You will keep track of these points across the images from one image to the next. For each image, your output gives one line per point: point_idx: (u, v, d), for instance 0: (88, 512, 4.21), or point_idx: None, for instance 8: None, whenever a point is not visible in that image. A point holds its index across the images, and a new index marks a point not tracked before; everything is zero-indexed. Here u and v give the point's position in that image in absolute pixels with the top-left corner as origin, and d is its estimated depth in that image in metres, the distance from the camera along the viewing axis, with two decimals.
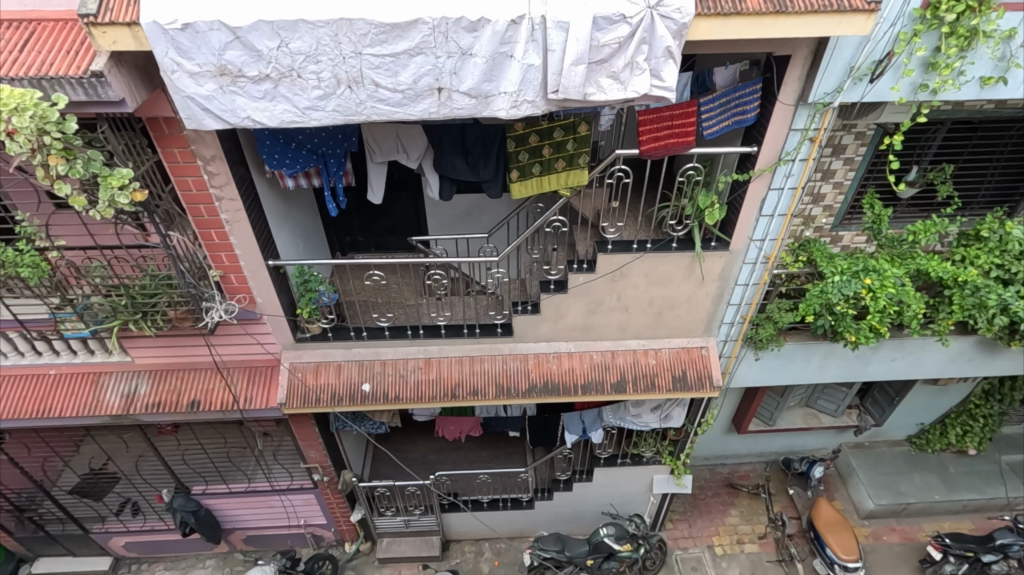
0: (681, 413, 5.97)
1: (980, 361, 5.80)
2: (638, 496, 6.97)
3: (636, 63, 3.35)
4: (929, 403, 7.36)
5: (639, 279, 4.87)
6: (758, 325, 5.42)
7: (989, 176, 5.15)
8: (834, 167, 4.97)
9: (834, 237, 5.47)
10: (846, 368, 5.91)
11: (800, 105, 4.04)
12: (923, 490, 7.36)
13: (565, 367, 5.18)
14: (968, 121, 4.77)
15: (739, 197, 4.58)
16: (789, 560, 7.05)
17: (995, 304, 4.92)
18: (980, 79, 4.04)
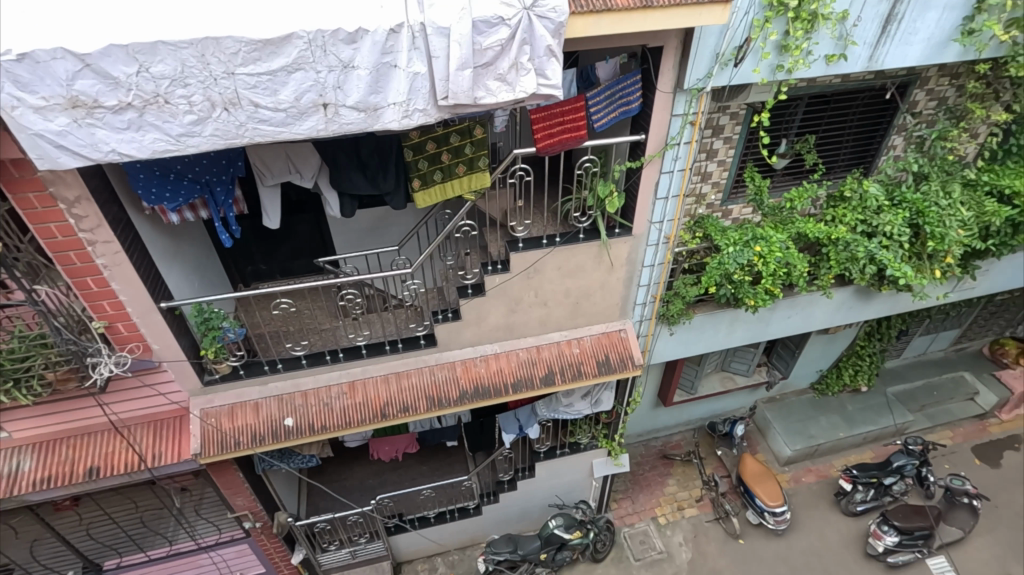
0: (610, 395, 6.16)
1: (860, 307, 6.47)
2: (581, 482, 7.14)
3: (520, 63, 3.42)
4: (824, 352, 8.10)
5: (554, 273, 4.98)
6: (669, 302, 5.73)
7: (846, 142, 5.75)
8: (715, 146, 5.35)
9: (725, 211, 5.88)
10: (750, 330, 6.37)
11: (677, 91, 4.31)
12: (829, 430, 8.11)
13: (494, 369, 5.19)
14: (822, 95, 5.30)
15: (635, 183, 4.81)
16: (725, 516, 7.51)
17: (864, 256, 5.49)
18: (825, 57, 4.51)
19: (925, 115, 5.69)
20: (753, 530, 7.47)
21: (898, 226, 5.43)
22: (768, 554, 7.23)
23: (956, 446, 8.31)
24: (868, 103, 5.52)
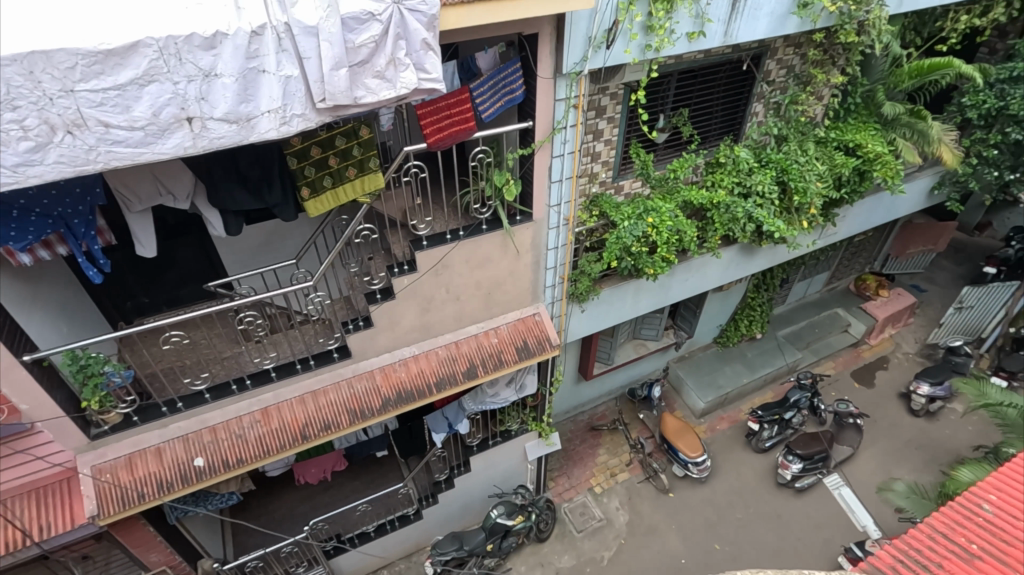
0: (533, 378, 6.27)
1: (745, 263, 7.06)
2: (517, 468, 7.25)
3: (397, 59, 3.34)
4: (721, 307, 8.77)
5: (462, 267, 4.97)
6: (576, 281, 5.92)
7: (715, 112, 6.20)
8: (600, 127, 5.58)
9: (617, 187, 6.16)
10: (654, 297, 6.74)
11: (557, 76, 4.43)
12: (734, 379, 8.82)
13: (414, 371, 5.11)
14: (689, 70, 5.67)
15: (529, 169, 4.89)
16: (654, 474, 7.96)
17: (743, 216, 5.98)
18: (687, 35, 4.83)
19: (778, 83, 6.27)
20: (680, 482, 7.98)
21: (767, 185, 5.97)
22: (696, 501, 7.77)
23: (839, 374, 9.35)
24: (730, 75, 5.98)
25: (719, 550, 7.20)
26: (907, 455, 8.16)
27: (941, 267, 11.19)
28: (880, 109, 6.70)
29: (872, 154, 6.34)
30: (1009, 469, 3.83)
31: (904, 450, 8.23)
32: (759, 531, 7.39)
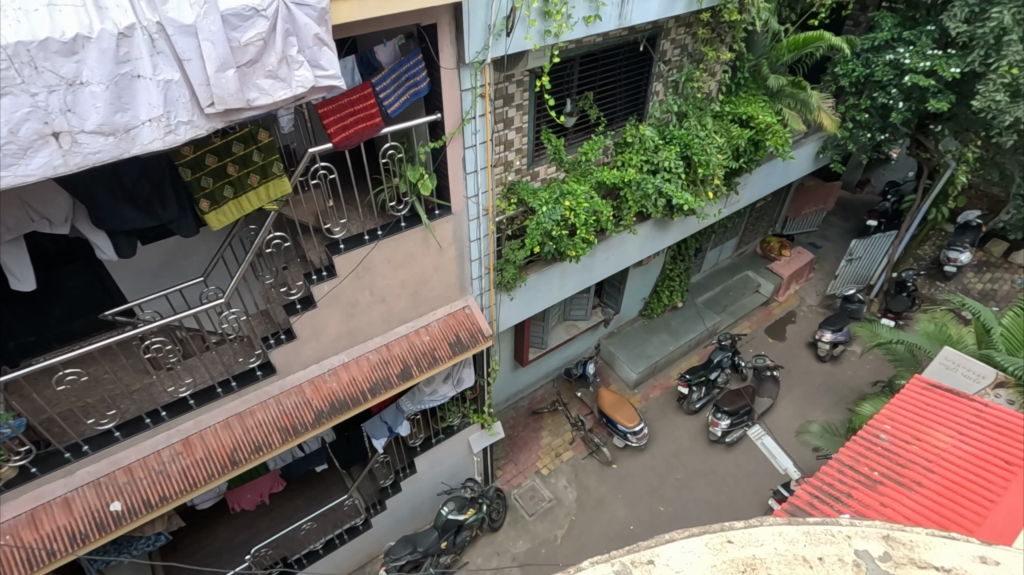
0: (470, 371, 6.27)
1: (661, 236, 7.37)
2: (464, 462, 7.23)
3: (289, 57, 3.16)
4: (643, 281, 9.13)
5: (384, 267, 4.84)
6: (502, 270, 5.93)
7: (619, 93, 6.39)
8: (510, 115, 5.61)
9: (533, 173, 6.22)
10: (579, 278, 6.90)
11: (461, 66, 4.38)
12: (661, 347, 9.25)
13: (346, 379, 4.95)
14: (591, 54, 5.79)
15: (443, 162, 4.83)
16: (597, 449, 8.22)
17: (654, 191, 6.23)
18: (584, 19, 4.93)
19: (674, 62, 6.54)
20: (622, 452, 8.29)
21: (673, 160, 6.25)
22: (638, 469, 8.11)
23: (754, 332, 10.03)
24: (629, 57, 6.17)
25: (663, 511, 7.57)
26: (818, 399, 8.92)
27: (832, 224, 12.23)
28: (766, 83, 7.18)
29: (763, 124, 6.79)
30: (900, 399, 4.28)
31: (815, 395, 8.98)
32: (697, 487, 7.84)
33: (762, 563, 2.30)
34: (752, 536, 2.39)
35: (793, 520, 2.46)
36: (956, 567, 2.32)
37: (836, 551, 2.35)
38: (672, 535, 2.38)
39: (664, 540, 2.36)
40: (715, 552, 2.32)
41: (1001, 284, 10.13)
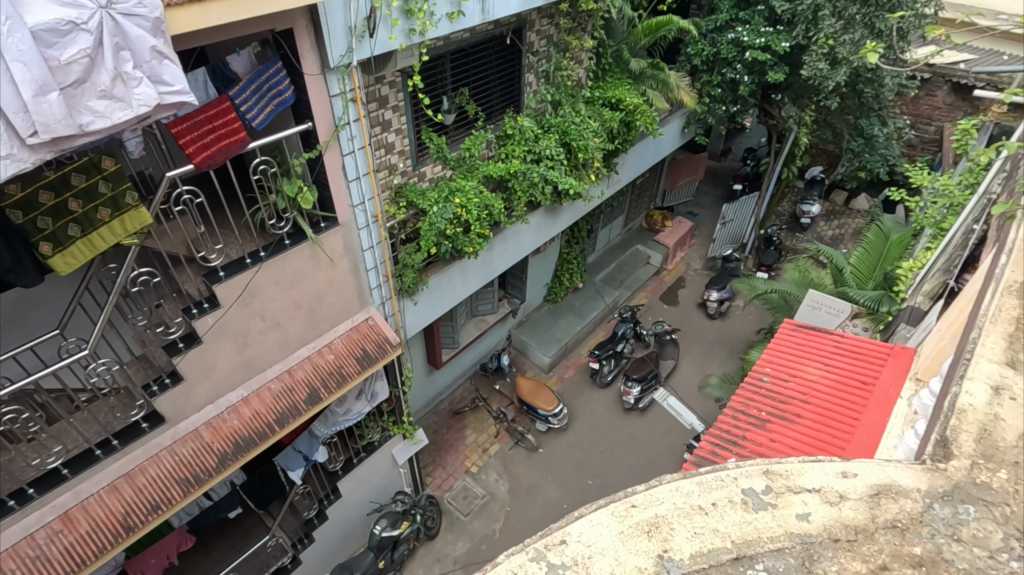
0: (383, 383, 6.02)
1: (553, 222, 7.59)
2: (391, 476, 7.01)
3: (125, 73, 2.83)
4: (544, 268, 9.35)
5: (273, 289, 4.52)
6: (402, 275, 5.78)
7: (494, 87, 6.46)
8: (387, 117, 5.48)
9: (419, 174, 6.14)
10: (481, 273, 6.92)
11: (326, 72, 4.20)
12: (569, 329, 9.58)
13: (248, 415, 4.56)
14: (461, 50, 5.79)
15: (321, 172, 4.60)
16: (521, 437, 8.36)
17: (540, 179, 6.39)
18: (447, 16, 4.91)
19: (542, 52, 6.71)
20: (546, 436, 8.49)
21: (554, 147, 6.46)
22: (563, 448, 8.35)
23: (651, 301, 10.65)
24: (499, 50, 6.24)
25: (592, 484, 7.87)
26: (713, 353, 9.68)
27: (704, 193, 13.27)
28: (628, 67, 7.62)
29: (631, 106, 7.20)
30: (777, 342, 4.75)
31: (711, 350, 9.74)
32: (620, 455, 8.22)
33: (664, 522, 2.09)
34: (653, 497, 2.18)
35: (686, 471, 2.26)
36: (826, 486, 2.20)
37: (725, 493, 2.18)
38: (580, 509, 2.14)
39: (574, 517, 2.12)
40: (621, 520, 2.09)
41: (847, 228, 11.54)
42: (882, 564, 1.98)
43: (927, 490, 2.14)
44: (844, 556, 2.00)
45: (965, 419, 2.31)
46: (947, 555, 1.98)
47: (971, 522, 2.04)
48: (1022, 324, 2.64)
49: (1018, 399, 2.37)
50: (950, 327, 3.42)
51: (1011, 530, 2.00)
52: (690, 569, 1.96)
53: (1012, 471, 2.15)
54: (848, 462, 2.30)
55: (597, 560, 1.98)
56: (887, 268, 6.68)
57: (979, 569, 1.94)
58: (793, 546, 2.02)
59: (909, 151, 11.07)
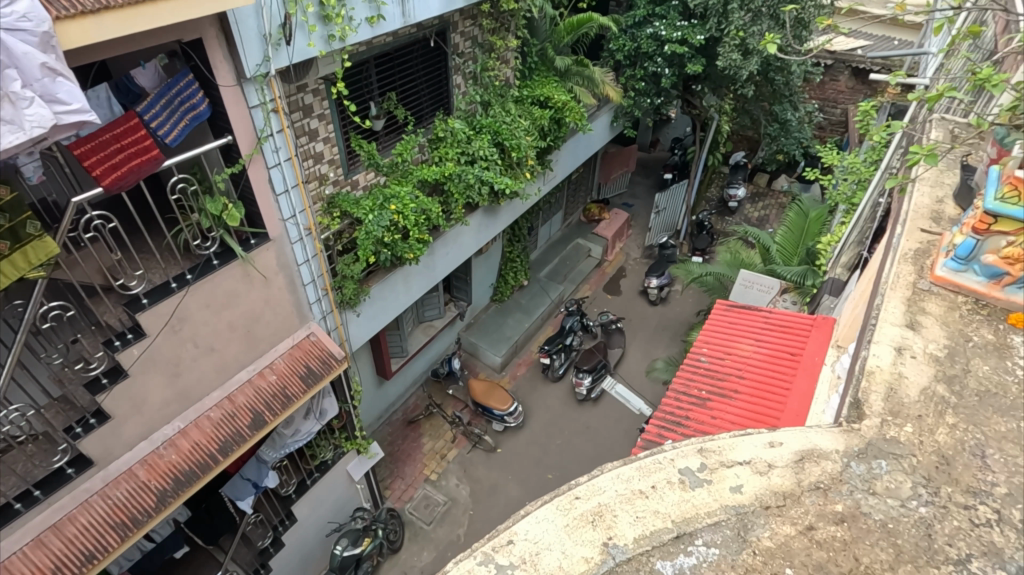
0: (331, 400, 5.86)
1: (493, 221, 7.60)
2: (347, 493, 6.83)
3: (13, 92, 2.58)
4: (487, 268, 9.33)
5: (204, 313, 4.28)
6: (341, 287, 5.58)
7: (423, 90, 6.40)
8: (313, 126, 5.32)
9: (351, 182, 6.00)
10: (423, 278, 6.83)
11: (243, 82, 4.02)
12: (517, 326, 9.64)
13: (187, 448, 4.28)
14: (385, 54, 5.70)
15: (247, 186, 4.40)
16: (479, 438, 8.34)
17: (476, 180, 6.37)
18: (367, 20, 4.82)
19: (467, 53, 6.69)
20: (503, 435, 8.51)
21: (487, 148, 6.47)
22: (522, 446, 8.40)
23: (595, 293, 10.86)
24: (424, 53, 6.18)
25: (552, 478, 7.95)
26: (658, 338, 10.00)
27: (637, 184, 13.66)
28: (554, 64, 7.74)
29: (560, 103, 7.31)
30: (710, 323, 4.95)
31: (655, 335, 10.06)
32: (577, 447, 8.36)
33: (607, 510, 2.32)
34: (595, 487, 2.41)
35: (626, 460, 2.51)
36: (755, 458, 2.49)
37: (663, 475, 2.42)
38: (527, 508, 2.34)
39: (520, 516, 2.31)
40: (565, 513, 2.31)
41: (771, 209, 12.19)
42: (809, 524, 2.28)
43: (845, 450, 2.51)
44: (775, 521, 2.29)
45: (874, 380, 2.78)
46: (864, 509, 2.32)
47: (883, 476, 2.42)
48: (916, 288, 3.30)
49: (917, 356, 2.91)
50: (864, 295, 3.68)
51: (918, 479, 2.41)
52: (634, 552, 2.18)
53: (915, 424, 2.60)
54: (775, 433, 2.60)
55: (544, 556, 2.17)
56: (809, 244, 7.11)
57: (892, 517, 2.29)
58: (728, 518, 2.28)
59: (819, 133, 11.82)
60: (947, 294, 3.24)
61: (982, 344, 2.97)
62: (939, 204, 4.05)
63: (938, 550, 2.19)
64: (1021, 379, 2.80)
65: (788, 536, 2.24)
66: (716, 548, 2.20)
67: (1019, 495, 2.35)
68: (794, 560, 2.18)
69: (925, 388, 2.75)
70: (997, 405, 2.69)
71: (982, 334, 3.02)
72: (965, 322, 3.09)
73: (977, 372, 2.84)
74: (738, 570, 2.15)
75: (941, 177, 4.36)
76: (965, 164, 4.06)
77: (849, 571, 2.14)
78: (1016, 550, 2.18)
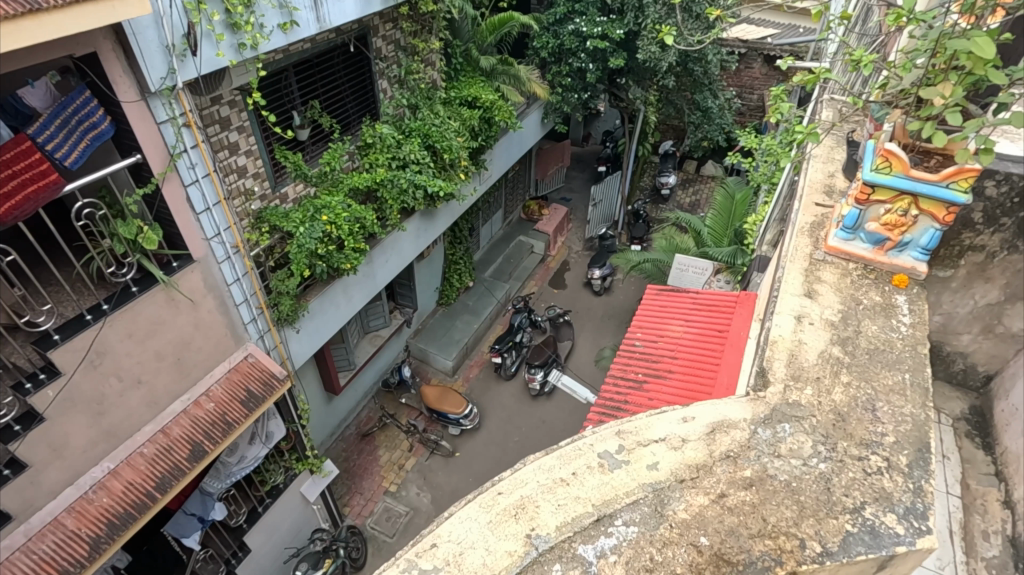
0: (277, 422, 5.61)
1: (431, 225, 7.53)
2: (303, 516, 6.60)
3: None
4: (430, 273, 9.23)
5: (127, 344, 4.01)
6: (277, 304, 5.33)
7: (347, 97, 6.26)
8: (233, 139, 5.11)
9: (280, 195, 5.81)
10: (364, 288, 6.66)
11: (148, 97, 3.80)
12: (467, 328, 9.61)
13: (120, 488, 3.98)
14: (304, 62, 5.54)
15: (162, 206, 4.16)
16: (435, 444, 8.26)
17: (409, 184, 6.28)
18: (279, 27, 4.65)
19: (390, 57, 6.59)
20: (460, 439, 8.47)
21: (418, 151, 6.40)
22: (479, 447, 8.38)
23: (541, 289, 10.97)
24: (346, 58, 6.04)
25: None
26: (605, 328, 10.22)
27: (574, 178, 13.90)
28: (479, 64, 7.77)
29: (487, 102, 7.34)
30: (643, 309, 5.11)
31: (602, 325, 10.27)
32: (533, 442, 8.42)
33: (530, 502, 2.41)
34: (518, 479, 2.50)
35: (549, 449, 2.61)
36: (669, 435, 2.62)
37: (584, 461, 2.53)
38: (451, 509, 2.41)
39: (444, 517, 2.39)
40: (488, 510, 2.39)
41: (701, 194, 12.70)
42: (721, 491, 2.39)
43: (752, 418, 2.66)
44: (689, 493, 2.39)
45: (777, 348, 2.97)
46: (771, 471, 2.45)
47: (787, 438, 2.57)
48: (813, 259, 3.53)
49: (815, 322, 3.12)
50: (772, 270, 3.88)
51: (818, 437, 2.57)
52: (558, 540, 2.26)
53: (814, 387, 2.78)
54: (689, 409, 2.75)
55: (467, 555, 2.26)
56: (736, 224, 7.43)
57: (796, 476, 2.43)
58: (646, 495, 2.39)
59: (739, 118, 12.39)
60: (840, 263, 3.47)
61: (871, 305, 3.20)
62: (831, 179, 4.34)
63: (836, 501, 2.34)
64: (905, 335, 3.03)
65: (702, 506, 2.35)
66: (636, 526, 2.29)
67: (905, 441, 2.53)
68: (708, 528, 2.27)
69: (822, 351, 2.96)
70: (884, 360, 2.90)
71: (871, 296, 3.25)
72: (855, 287, 3.31)
73: (867, 332, 3.06)
74: (656, 544, 2.24)
75: (832, 153, 4.67)
76: (851, 141, 4.36)
77: (758, 532, 2.26)
78: (905, 491, 2.35)
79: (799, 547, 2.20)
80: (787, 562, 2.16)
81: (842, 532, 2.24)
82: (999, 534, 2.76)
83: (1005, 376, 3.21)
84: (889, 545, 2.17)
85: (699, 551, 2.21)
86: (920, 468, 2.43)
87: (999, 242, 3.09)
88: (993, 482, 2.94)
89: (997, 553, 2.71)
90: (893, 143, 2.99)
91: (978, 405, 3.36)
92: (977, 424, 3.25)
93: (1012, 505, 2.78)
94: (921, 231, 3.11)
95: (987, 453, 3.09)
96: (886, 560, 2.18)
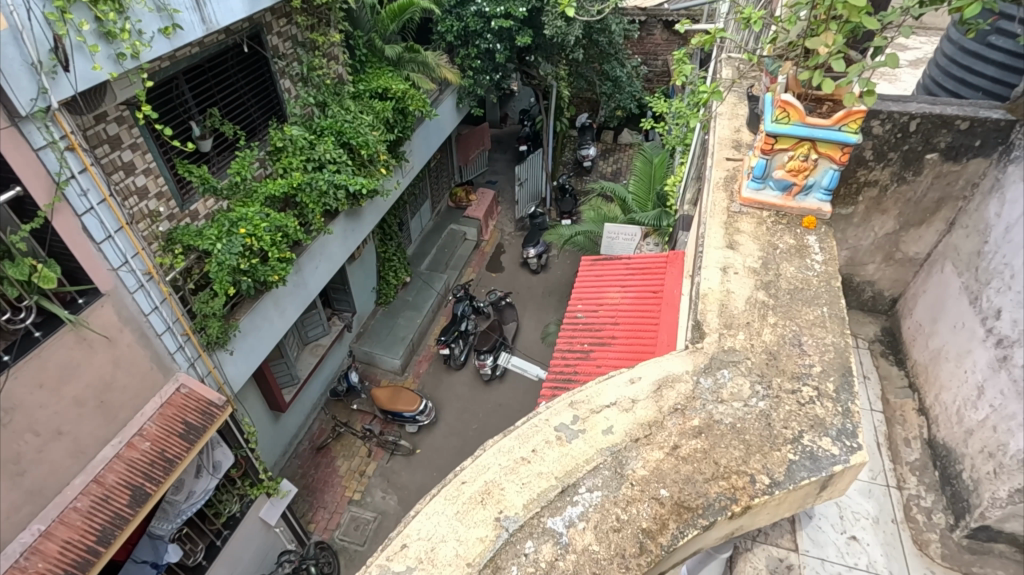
0: (224, 450, 5.33)
1: (358, 225, 7.31)
2: (267, 541, 6.35)
3: None
4: (365, 274, 8.98)
5: (39, 395, 3.66)
6: (205, 328, 5.00)
7: (248, 100, 5.91)
8: (127, 159, 4.73)
9: (190, 214, 5.45)
10: (297, 299, 6.40)
11: (20, 122, 3.44)
12: (410, 324, 9.47)
13: (55, 550, 3.63)
14: (194, 68, 5.17)
15: (55, 240, 3.79)
16: (394, 445, 8.15)
17: (329, 185, 6.05)
18: (160, 32, 4.29)
19: (289, 54, 6.27)
20: (419, 435, 8.41)
21: (333, 150, 6.16)
22: (439, 440, 8.35)
23: (479, 274, 10.97)
24: (241, 60, 5.69)
25: None
26: (547, 304, 10.39)
27: (496, 160, 13.90)
28: (384, 54, 7.57)
29: (399, 92, 7.20)
30: (581, 280, 5.22)
31: (543, 302, 10.43)
32: (491, 426, 8.49)
33: (494, 485, 2.43)
34: (480, 466, 2.51)
35: (506, 431, 2.63)
36: (620, 398, 2.71)
37: (542, 437, 2.58)
38: (417, 507, 2.39)
39: (411, 516, 2.37)
40: (453, 502, 2.38)
41: (622, 162, 13.06)
42: (674, 444, 2.50)
43: (693, 369, 2.80)
44: (645, 450, 2.49)
45: (708, 301, 3.13)
46: (717, 417, 2.59)
47: (727, 383, 2.72)
48: (730, 211, 3.71)
49: (739, 271, 3.30)
50: (696, 227, 4.05)
51: (754, 378, 2.74)
52: (526, 518, 2.30)
53: (745, 331, 2.96)
54: (635, 370, 2.85)
55: (440, 549, 2.25)
56: (658, 188, 7.68)
57: (739, 417, 2.58)
58: (604, 460, 2.46)
59: (649, 85, 12.78)
60: (755, 213, 3.66)
61: (786, 249, 3.41)
62: (737, 134, 4.57)
63: (777, 434, 2.50)
64: (819, 272, 3.25)
65: (658, 460, 2.45)
66: (599, 491, 2.37)
67: (830, 368, 2.74)
68: (666, 480, 2.38)
69: (749, 298, 3.14)
70: (804, 297, 3.11)
71: (786, 240, 3.46)
72: (771, 233, 3.52)
73: (786, 273, 3.27)
74: (620, 504, 2.32)
75: (735, 109, 4.91)
76: (750, 95, 4.59)
77: (712, 475, 2.39)
78: (835, 415, 2.55)
79: (750, 482, 2.35)
80: (741, 499, 2.30)
81: (785, 461, 2.40)
82: (917, 439, 3.06)
83: (908, 297, 3.55)
84: (827, 466, 2.36)
85: (661, 503, 2.32)
86: (846, 391, 2.64)
87: (889, 175, 3.36)
88: (908, 393, 3.25)
89: (918, 456, 3.01)
90: (788, 94, 3.17)
91: (888, 326, 3.70)
92: (889, 343, 3.59)
93: (926, 411, 3.09)
94: (821, 173, 3.33)
95: (900, 368, 3.41)
96: (826, 480, 2.36)
